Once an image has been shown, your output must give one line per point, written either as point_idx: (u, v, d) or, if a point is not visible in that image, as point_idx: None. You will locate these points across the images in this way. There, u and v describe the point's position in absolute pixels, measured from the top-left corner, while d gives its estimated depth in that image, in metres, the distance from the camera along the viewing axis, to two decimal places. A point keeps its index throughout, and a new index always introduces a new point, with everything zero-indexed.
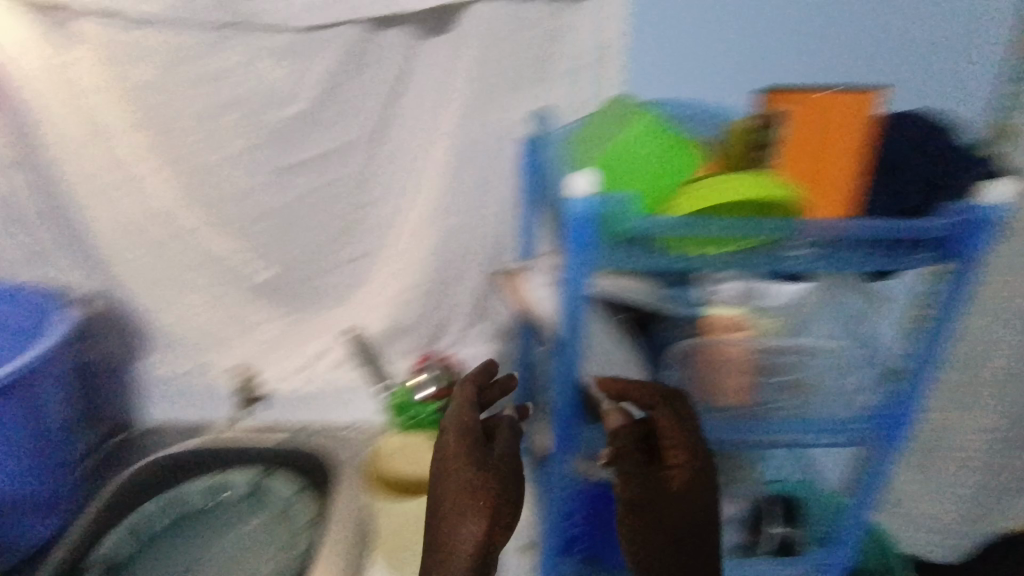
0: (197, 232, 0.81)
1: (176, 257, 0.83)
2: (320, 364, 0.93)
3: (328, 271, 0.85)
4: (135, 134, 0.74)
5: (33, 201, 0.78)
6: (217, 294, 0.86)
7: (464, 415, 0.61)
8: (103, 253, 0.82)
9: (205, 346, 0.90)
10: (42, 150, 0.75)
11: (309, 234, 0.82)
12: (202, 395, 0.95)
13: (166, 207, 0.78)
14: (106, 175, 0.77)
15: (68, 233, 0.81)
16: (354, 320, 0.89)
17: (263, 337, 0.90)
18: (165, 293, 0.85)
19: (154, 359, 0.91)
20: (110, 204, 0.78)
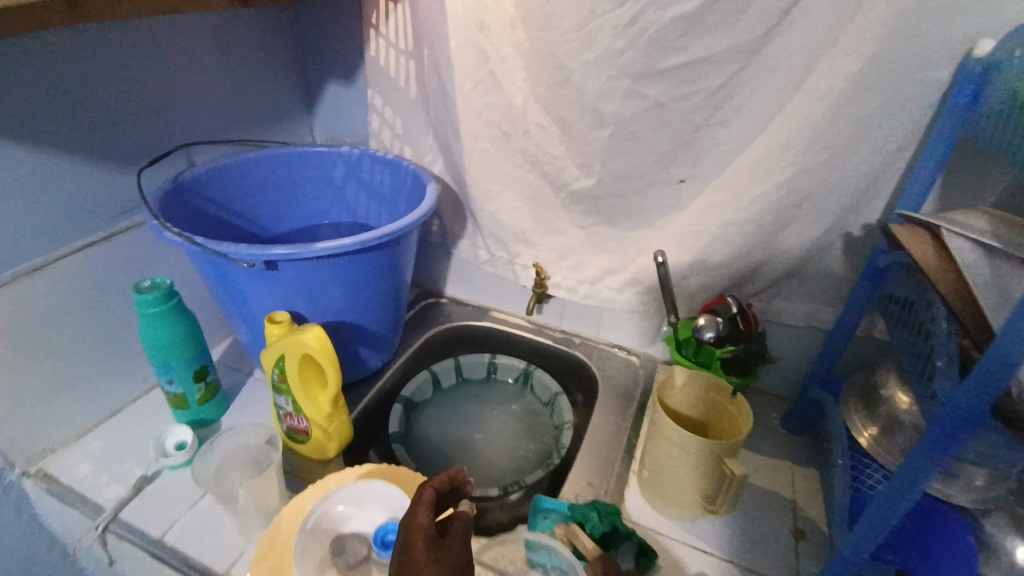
0: (539, 132, 0.84)
1: (503, 146, 0.88)
2: (609, 280, 0.93)
3: (648, 188, 0.82)
4: (503, 31, 0.80)
5: (419, 86, 0.91)
6: (535, 194, 0.91)
7: (416, 519, 0.51)
8: (455, 141, 0.91)
9: (512, 242, 0.97)
10: (428, 37, 0.86)
11: (646, 150, 0.77)
12: (497, 282, 1.08)
13: (521, 104, 0.83)
14: (467, 64, 0.84)
15: (426, 108, 0.93)
16: (658, 244, 0.85)
17: (564, 243, 0.94)
18: (491, 188, 0.92)
19: (468, 242, 1.03)
20: (477, 97, 0.85)
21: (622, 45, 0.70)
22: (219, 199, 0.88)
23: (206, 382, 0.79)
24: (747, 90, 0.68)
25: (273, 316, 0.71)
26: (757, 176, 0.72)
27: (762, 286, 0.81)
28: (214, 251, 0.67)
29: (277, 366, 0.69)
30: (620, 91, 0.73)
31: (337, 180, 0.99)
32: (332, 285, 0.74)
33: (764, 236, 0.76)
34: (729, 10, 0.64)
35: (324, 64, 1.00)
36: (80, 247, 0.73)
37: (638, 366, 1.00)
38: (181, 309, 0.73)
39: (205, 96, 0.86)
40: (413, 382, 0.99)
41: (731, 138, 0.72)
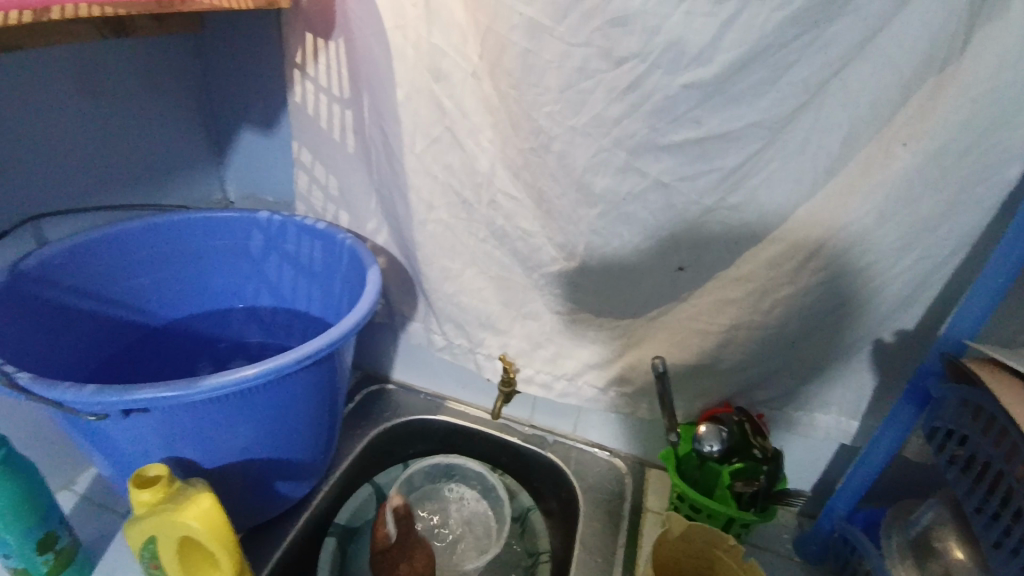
0: (509, 203, 0.67)
1: (457, 214, 0.70)
2: (592, 376, 0.76)
3: (641, 277, 0.66)
4: (454, 79, 0.63)
5: (356, 141, 0.73)
6: (500, 273, 0.73)
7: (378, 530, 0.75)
8: (404, 209, 0.73)
9: (473, 329, 0.78)
10: (363, 85, 0.68)
11: (642, 233, 0.62)
12: (455, 369, 0.90)
13: (487, 169, 0.66)
14: (411, 117, 0.66)
15: (362, 164, 0.75)
16: (653, 339, 0.70)
17: (538, 330, 0.76)
18: (448, 265, 0.74)
19: (420, 325, 0.84)
20: (431, 159, 0.68)
21: (618, 114, 0.56)
22: (86, 285, 0.67)
23: (56, 551, 0.58)
24: (770, 172, 0.55)
25: (142, 474, 0.51)
26: (780, 275, 0.59)
27: (778, 394, 0.68)
28: (45, 401, 0.48)
29: (145, 549, 0.51)
30: (614, 165, 0.58)
31: (254, 251, 0.78)
32: (230, 420, 0.56)
33: (782, 341, 0.63)
34: (755, 80, 0.51)
35: (236, 105, 0.81)
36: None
37: (625, 473, 0.84)
38: (14, 464, 0.53)
39: (65, 154, 0.67)
40: (350, 504, 0.80)
41: (750, 225, 0.58)
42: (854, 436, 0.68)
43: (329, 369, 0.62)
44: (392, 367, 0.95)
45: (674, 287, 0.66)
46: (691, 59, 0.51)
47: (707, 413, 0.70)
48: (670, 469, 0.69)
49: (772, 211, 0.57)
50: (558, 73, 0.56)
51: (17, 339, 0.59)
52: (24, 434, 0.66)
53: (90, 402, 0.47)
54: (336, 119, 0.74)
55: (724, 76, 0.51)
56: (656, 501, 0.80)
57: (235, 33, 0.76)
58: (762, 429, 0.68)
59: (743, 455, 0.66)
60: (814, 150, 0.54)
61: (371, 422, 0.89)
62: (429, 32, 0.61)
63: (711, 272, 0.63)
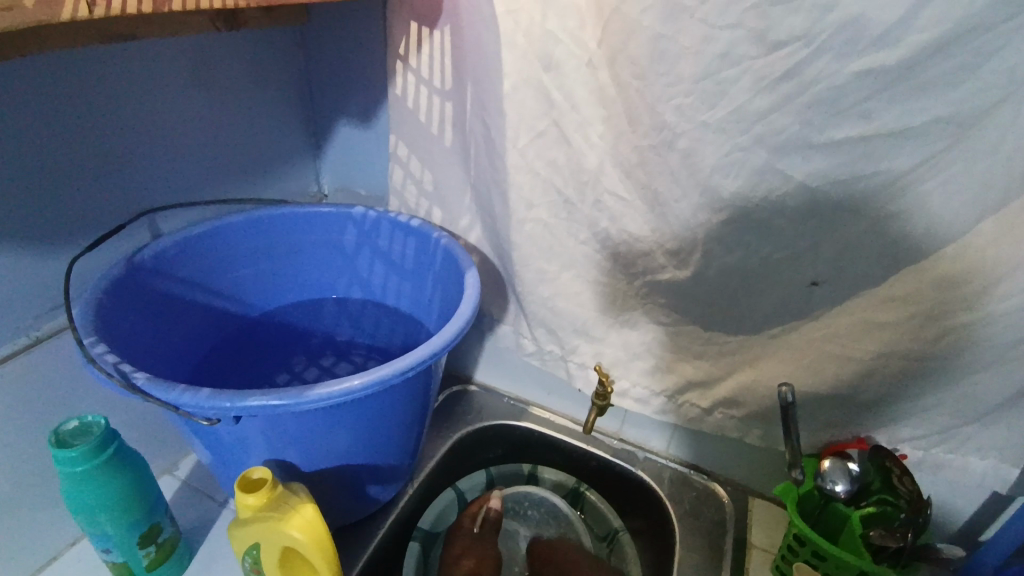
0: (617, 204, 0.61)
1: (559, 214, 0.65)
2: (697, 395, 0.69)
3: (768, 291, 0.58)
4: (568, 69, 0.57)
5: (455, 135, 0.70)
6: (601, 279, 0.67)
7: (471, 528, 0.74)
8: (502, 208, 0.69)
9: (568, 336, 0.73)
10: (467, 75, 0.65)
11: (775, 243, 0.55)
12: (543, 375, 0.85)
13: (597, 166, 0.60)
14: (518, 111, 0.62)
15: (460, 158, 0.71)
16: (774, 360, 0.63)
17: (637, 340, 0.70)
18: (545, 267, 0.70)
19: (509, 328, 0.80)
20: (535, 154, 0.63)
21: (764, 107, 0.48)
22: (194, 278, 0.68)
23: (157, 543, 0.59)
24: (951, 177, 0.46)
25: (247, 476, 0.50)
26: (951, 298, 0.50)
27: (929, 432, 0.59)
28: (160, 401, 0.48)
29: (249, 553, 0.50)
30: (751, 166, 0.51)
31: (347, 247, 0.77)
32: (330, 426, 0.54)
33: (942, 373, 0.54)
34: (949, 66, 0.42)
35: (335, 97, 0.80)
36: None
37: (725, 501, 0.77)
38: (124, 460, 0.54)
39: (176, 147, 0.68)
40: (433, 509, 0.77)
41: (914, 238, 0.50)
42: (1018, 486, 0.58)
43: (427, 377, 0.59)
44: (475, 368, 0.92)
45: (808, 305, 0.58)
46: (870, 42, 0.43)
47: (834, 447, 0.63)
48: (789, 506, 0.61)
49: (949, 222, 0.48)
50: (695, 60, 0.49)
51: (132, 330, 0.61)
52: (130, 421, 0.68)
53: (202, 406, 0.47)
54: (436, 111, 0.70)
55: (909, 63, 0.43)
56: (763, 537, 0.74)
57: (338, 23, 0.75)
58: (904, 468, 0.59)
59: (879, 497, 0.60)
60: (1013, 150, 0.44)
61: (454, 424, 0.86)
62: (545, 19, 0.56)
63: (857, 290, 0.54)
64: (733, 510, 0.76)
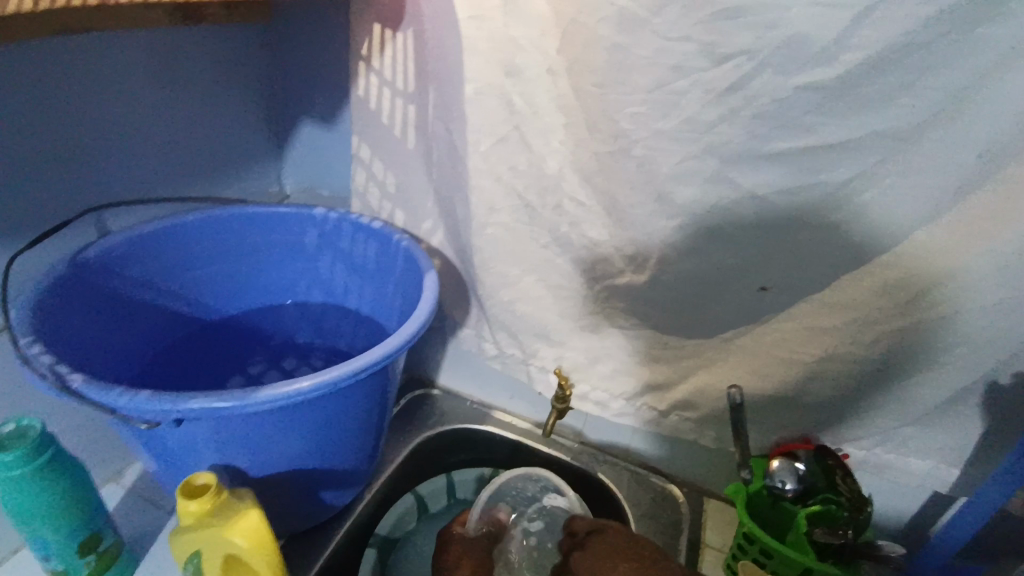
0: (577, 210, 0.62)
1: (520, 218, 0.66)
2: (655, 398, 0.71)
3: (720, 297, 0.60)
4: (529, 76, 0.58)
5: (418, 138, 0.70)
6: (562, 283, 0.68)
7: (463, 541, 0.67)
8: (464, 211, 0.69)
9: (529, 340, 0.74)
10: (430, 79, 0.65)
11: (726, 250, 0.56)
12: (505, 379, 0.86)
13: (557, 172, 0.61)
14: (480, 116, 0.62)
15: (422, 161, 0.71)
16: (727, 364, 0.64)
17: (597, 344, 0.71)
18: (507, 271, 0.70)
19: (471, 332, 0.80)
20: (497, 159, 0.64)
21: (714, 118, 0.50)
22: (145, 277, 0.66)
23: (98, 552, 0.57)
24: (886, 189, 0.49)
25: (190, 482, 0.48)
26: (888, 305, 0.53)
27: (870, 434, 0.61)
28: (101, 404, 0.46)
29: (189, 563, 0.49)
30: (702, 175, 0.53)
31: (307, 248, 0.76)
32: (280, 429, 0.53)
33: (881, 376, 0.57)
34: (881, 84, 0.45)
35: (298, 97, 0.79)
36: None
37: (681, 501, 0.79)
38: (64, 464, 0.52)
39: (129, 143, 0.66)
40: (391, 514, 0.76)
41: (854, 246, 0.52)
42: (952, 485, 0.61)
43: (382, 379, 0.59)
44: (438, 372, 0.92)
45: (757, 310, 0.59)
46: (810, 59, 0.45)
47: (783, 447, 0.65)
48: (739, 506, 0.62)
49: (885, 231, 0.51)
50: (649, 70, 0.50)
51: (75, 331, 0.58)
52: (72, 425, 0.66)
53: (145, 408, 0.46)
54: (399, 113, 0.70)
55: (846, 81, 0.45)
56: (717, 537, 0.75)
57: (301, 22, 0.74)
58: (849, 471, 0.62)
59: (823, 498, 0.61)
60: (942, 165, 0.47)
61: (415, 428, 0.86)
62: (506, 25, 0.57)
63: (803, 296, 0.57)
64: (689, 511, 0.78)
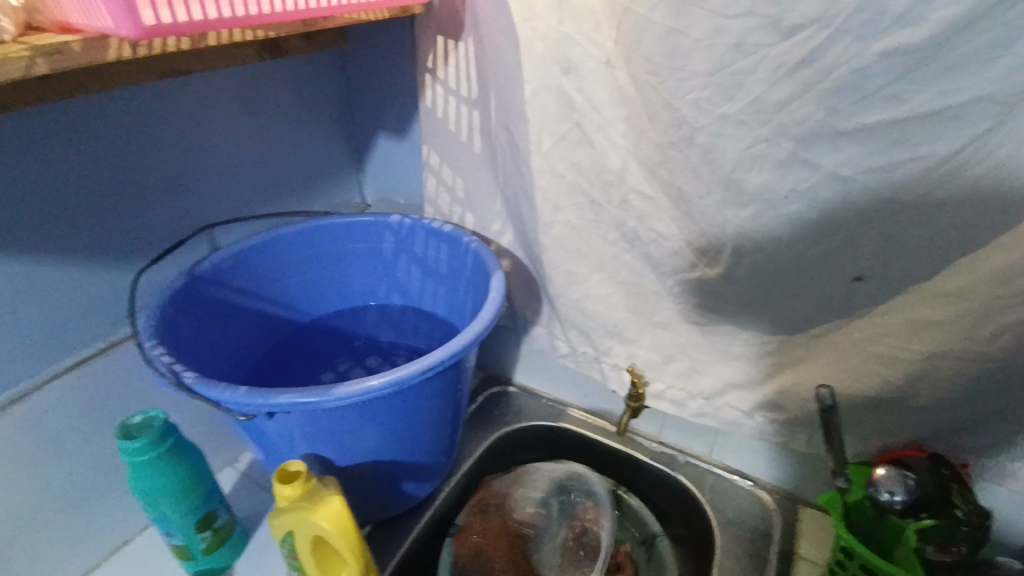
0: (643, 204, 0.60)
1: (584, 214, 0.65)
2: (735, 398, 0.67)
3: (802, 290, 0.55)
4: (585, 70, 0.57)
5: (483, 141, 0.72)
6: (630, 279, 0.66)
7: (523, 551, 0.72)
8: (529, 211, 0.69)
9: (599, 337, 0.73)
10: (490, 83, 0.66)
11: (808, 239, 0.52)
12: (580, 377, 0.85)
13: (619, 166, 0.60)
14: (538, 115, 0.62)
15: (488, 164, 0.73)
16: (816, 362, 0.59)
17: (670, 342, 0.68)
18: (574, 269, 0.69)
19: (543, 330, 0.81)
20: (558, 157, 0.63)
21: (785, 96, 0.46)
22: (247, 286, 0.74)
23: (213, 529, 0.64)
24: (1002, 161, 0.42)
25: (285, 468, 0.53)
26: (1010, 293, 0.46)
27: (995, 440, 0.53)
28: (208, 399, 0.52)
29: (285, 540, 0.54)
30: (775, 158, 0.49)
31: (386, 254, 0.81)
32: (360, 424, 0.57)
33: (1004, 374, 0.49)
34: (986, 38, 0.39)
35: (373, 111, 0.84)
36: (67, 367, 0.62)
37: (772, 509, 0.74)
38: (182, 452, 0.60)
39: (230, 167, 0.74)
40: (471, 506, 0.78)
41: (963, 227, 0.46)
42: None
43: (454, 377, 0.61)
44: (514, 371, 0.93)
45: (849, 302, 0.54)
46: (893, 20, 0.41)
47: (887, 455, 0.58)
48: (834, 516, 0.57)
49: (1002, 208, 0.44)
50: (708, 51, 0.48)
51: (192, 335, 0.67)
52: (193, 418, 0.75)
53: (243, 402, 0.51)
54: (464, 119, 0.72)
55: (940, 40, 0.40)
56: (811, 549, 0.69)
57: (374, 41, 0.78)
58: (966, 484, 0.55)
59: (937, 511, 0.54)
60: None
61: (492, 425, 0.87)
62: (561, 22, 0.57)
63: (904, 286, 0.51)
64: (781, 518, 0.72)
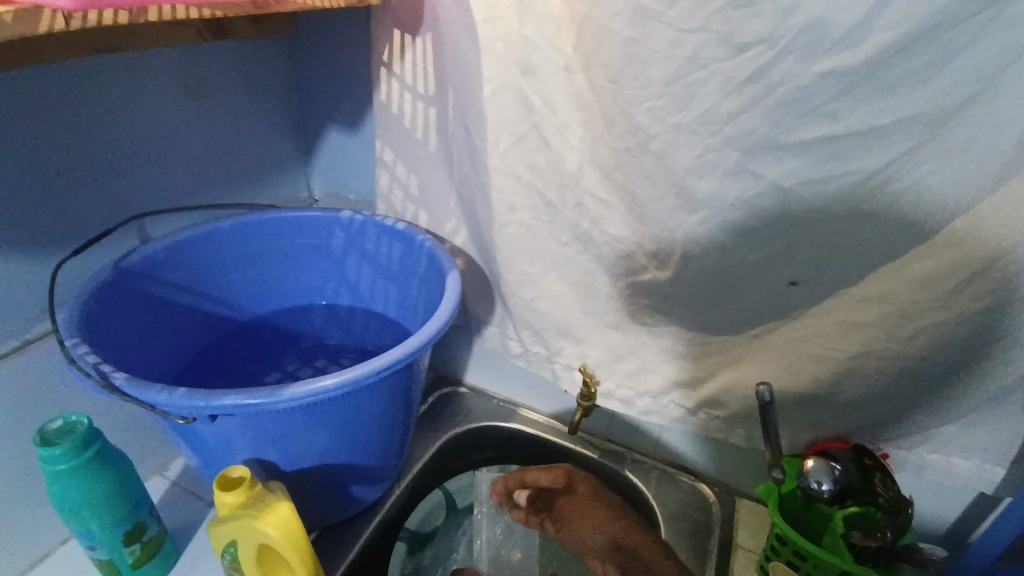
0: (597, 207, 0.62)
1: (540, 216, 0.66)
2: (681, 396, 0.69)
3: (744, 292, 0.59)
4: (545, 73, 0.58)
5: (439, 139, 0.71)
6: (583, 280, 0.68)
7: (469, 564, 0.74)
8: (485, 211, 0.69)
9: (552, 337, 0.74)
10: (448, 80, 0.66)
11: (750, 245, 0.55)
12: (531, 377, 0.86)
13: (576, 169, 0.61)
14: (496, 115, 0.63)
15: (444, 162, 0.72)
16: (754, 361, 0.63)
17: (620, 342, 0.70)
18: (529, 269, 0.70)
19: (496, 330, 0.81)
20: (516, 158, 0.64)
21: (734, 108, 0.49)
22: (183, 281, 0.69)
23: (142, 542, 0.60)
24: (921, 178, 0.47)
25: (226, 475, 0.50)
26: (925, 297, 0.50)
27: (908, 432, 0.59)
28: (141, 401, 0.49)
29: (227, 551, 0.51)
30: (724, 167, 0.52)
31: (335, 250, 0.78)
32: (308, 426, 0.55)
33: (917, 371, 0.54)
34: (910, 66, 0.43)
35: (323, 103, 0.81)
36: None
37: (711, 501, 0.77)
38: (108, 459, 0.55)
39: (166, 154, 0.69)
40: (421, 508, 0.77)
41: (886, 238, 0.50)
42: (999, 485, 0.58)
43: (407, 377, 0.60)
44: (465, 371, 0.93)
45: (787, 304, 0.58)
46: (832, 44, 0.44)
47: (817, 446, 0.63)
48: (770, 506, 0.60)
49: (920, 219, 0.48)
50: (664, 62, 0.50)
51: (120, 333, 0.62)
52: (118, 423, 0.69)
53: (182, 404, 0.48)
54: (420, 115, 0.71)
55: (871, 64, 0.44)
56: (747, 537, 0.74)
57: (326, 31, 0.76)
58: (888, 473, 0.59)
59: (860, 499, 0.59)
60: (977, 149, 0.45)
61: (442, 426, 0.87)
62: (521, 25, 0.57)
63: (836, 291, 0.55)
64: (719, 510, 0.76)
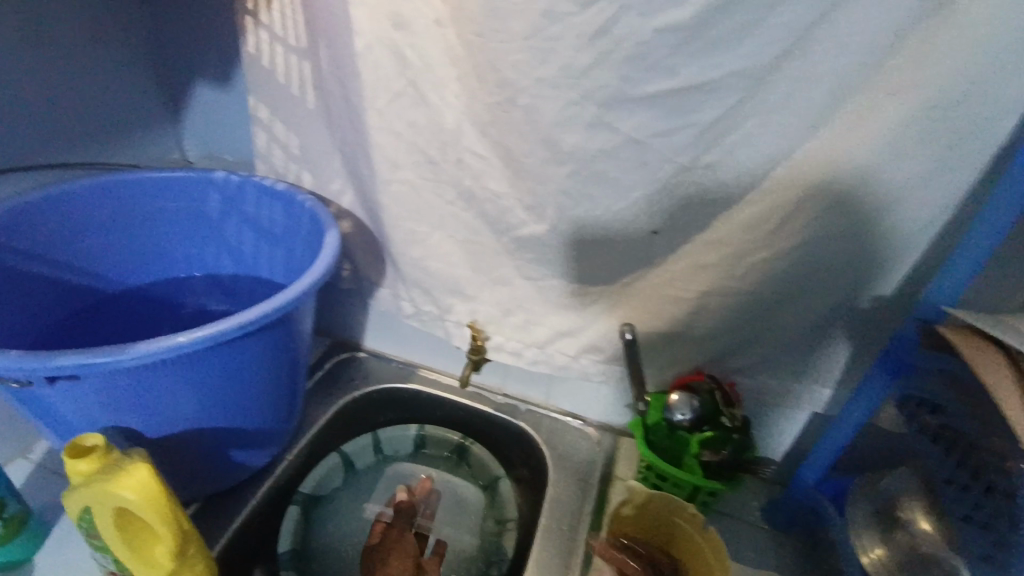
0: (476, 162, 0.63)
1: (422, 172, 0.66)
2: (564, 345, 0.74)
3: (612, 243, 0.63)
4: (414, 26, 0.58)
5: (315, 94, 0.69)
6: (468, 237, 0.69)
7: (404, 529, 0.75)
8: (367, 169, 0.69)
9: (442, 295, 0.75)
10: (319, 32, 0.64)
11: (614, 196, 0.59)
12: (427, 337, 0.87)
13: (453, 126, 0.62)
14: (368, 69, 0.62)
15: (323, 119, 0.71)
16: (625, 308, 0.68)
17: (507, 297, 0.73)
18: (415, 228, 0.71)
19: (388, 292, 0.81)
20: (392, 114, 0.64)
21: (587, 63, 0.52)
22: (30, 247, 0.63)
23: (1, 518, 0.57)
24: (749, 130, 0.52)
25: (78, 442, 0.49)
26: (755, 237, 0.57)
27: (752, 361, 0.67)
28: None
29: (85, 517, 0.49)
30: (584, 120, 0.55)
31: (210, 212, 0.74)
32: (175, 386, 0.53)
33: (755, 306, 0.61)
34: (732, 25, 0.48)
35: (189, 55, 0.76)
36: None
37: (598, 442, 0.83)
38: None
39: (2, 109, 0.62)
40: (315, 473, 0.77)
41: (724, 186, 0.56)
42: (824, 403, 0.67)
43: (283, 334, 0.59)
44: (363, 337, 0.92)
45: (649, 252, 0.63)
46: (665, 0, 0.48)
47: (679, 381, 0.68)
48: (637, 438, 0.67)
49: (749, 170, 0.54)
50: (522, 16, 0.51)
51: None
52: None
53: (15, 367, 0.45)
54: (294, 69, 0.69)
55: (699, 21, 0.48)
56: (627, 469, 0.80)
57: None
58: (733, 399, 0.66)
59: (714, 423, 0.65)
60: (791, 104, 0.50)
61: (339, 391, 0.86)
62: None
63: (688, 238, 0.60)
64: (605, 450, 0.82)
